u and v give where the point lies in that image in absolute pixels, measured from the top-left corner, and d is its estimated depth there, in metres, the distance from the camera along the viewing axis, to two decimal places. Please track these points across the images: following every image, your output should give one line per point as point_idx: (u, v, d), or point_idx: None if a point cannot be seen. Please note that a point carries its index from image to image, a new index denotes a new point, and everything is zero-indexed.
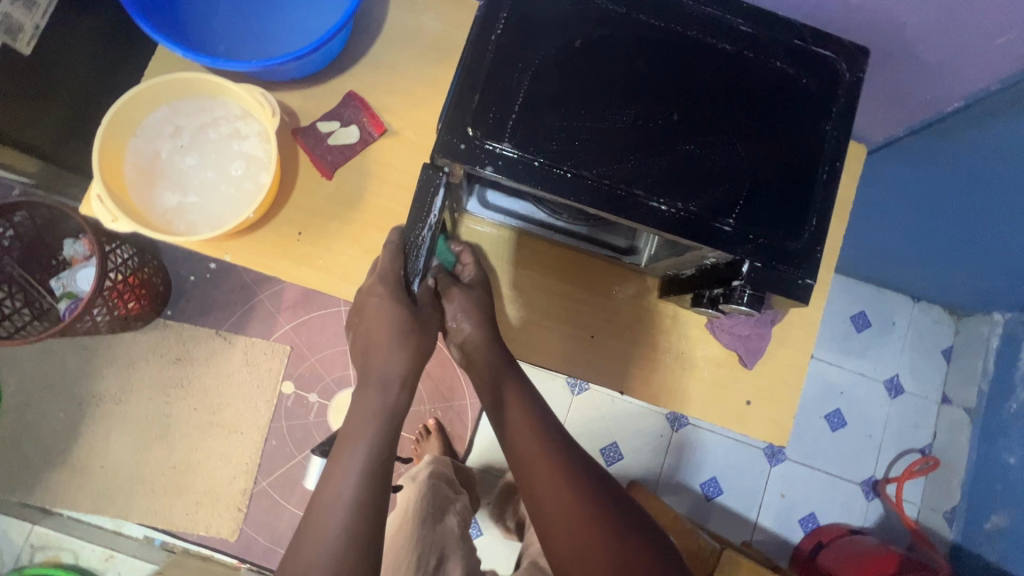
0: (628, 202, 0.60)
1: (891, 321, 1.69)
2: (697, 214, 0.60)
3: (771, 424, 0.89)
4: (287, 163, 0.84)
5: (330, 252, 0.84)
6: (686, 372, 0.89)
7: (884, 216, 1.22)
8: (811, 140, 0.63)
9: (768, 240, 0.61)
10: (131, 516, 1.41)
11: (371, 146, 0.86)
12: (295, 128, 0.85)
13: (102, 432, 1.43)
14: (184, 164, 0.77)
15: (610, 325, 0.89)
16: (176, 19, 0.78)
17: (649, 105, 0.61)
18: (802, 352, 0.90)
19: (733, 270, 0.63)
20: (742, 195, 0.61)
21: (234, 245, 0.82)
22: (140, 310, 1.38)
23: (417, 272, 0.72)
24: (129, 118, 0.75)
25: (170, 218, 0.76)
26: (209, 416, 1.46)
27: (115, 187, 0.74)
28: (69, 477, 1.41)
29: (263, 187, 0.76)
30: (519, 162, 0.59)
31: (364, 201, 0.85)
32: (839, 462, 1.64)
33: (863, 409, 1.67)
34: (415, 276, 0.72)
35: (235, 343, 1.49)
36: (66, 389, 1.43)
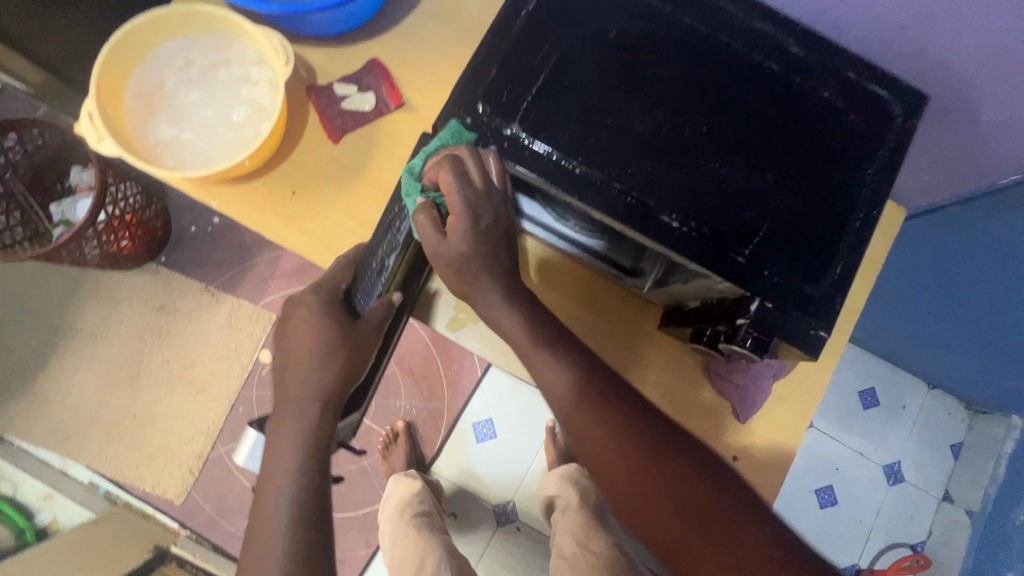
0: (637, 211, 0.54)
1: (901, 405, 1.60)
2: (710, 238, 0.55)
3: (756, 487, 0.81)
4: (295, 119, 0.81)
5: (320, 218, 0.80)
6: (672, 413, 0.83)
7: (914, 290, 1.15)
8: (850, 181, 0.57)
9: (784, 280, 0.55)
10: (81, 458, 1.37)
11: (385, 117, 0.82)
12: (310, 86, 0.81)
13: (71, 367, 1.39)
14: (186, 99, 0.74)
15: (600, 347, 0.83)
16: None
17: (677, 112, 0.56)
18: (802, 416, 0.83)
19: (739, 307, 0.57)
20: (764, 226, 0.55)
21: (223, 192, 0.78)
22: (134, 251, 1.35)
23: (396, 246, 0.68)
24: (140, 43, 0.72)
25: (160, 151, 0.72)
26: (180, 370, 1.42)
27: (111, 108, 0.71)
28: (29, 406, 1.37)
29: (261, 136, 0.72)
30: (525, 148, 0.54)
31: (366, 173, 0.81)
32: (822, 542, 1.54)
33: (856, 491, 1.57)
34: (392, 249, 0.68)
35: (221, 302, 1.44)
36: (45, 317, 1.40)
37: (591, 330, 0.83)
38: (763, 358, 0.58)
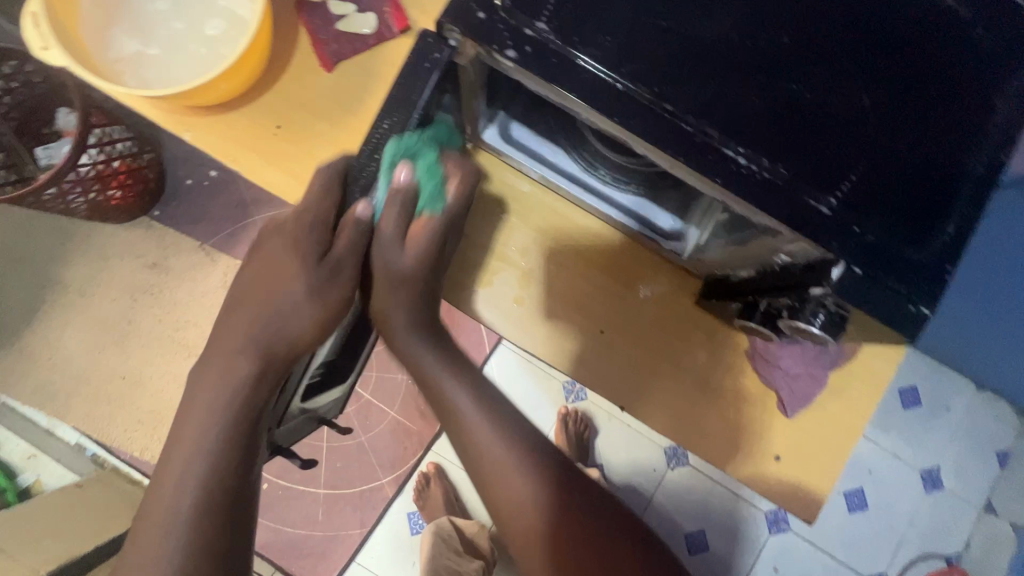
0: (693, 143, 0.42)
1: (946, 406, 1.46)
2: (787, 181, 0.42)
3: (800, 493, 0.70)
4: (283, 41, 0.69)
5: (309, 158, 0.69)
6: (707, 402, 0.71)
7: (984, 278, 1.01)
8: (972, 117, 0.44)
9: (880, 240, 0.43)
10: (69, 418, 1.31)
11: (387, 43, 0.70)
12: (302, 3, 0.69)
13: (59, 323, 1.32)
14: (154, 8, 0.63)
15: (627, 322, 0.72)
16: None
17: (753, 18, 0.43)
18: (859, 413, 0.70)
19: (817, 273, 0.45)
20: (857, 168, 0.43)
21: (197, 123, 0.67)
22: (124, 203, 1.26)
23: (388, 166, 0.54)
24: None
25: (121, 69, 0.62)
26: (171, 332, 1.34)
27: (63, 13, 0.60)
28: (15, 362, 1.31)
29: (237, 54, 0.61)
30: (555, 54, 0.42)
31: (364, 107, 0.69)
32: (848, 549, 1.42)
33: (891, 497, 1.44)
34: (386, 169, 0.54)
35: (216, 261, 1.35)
36: (33, 269, 1.32)
37: (619, 302, 0.72)
38: (836, 339, 0.48)
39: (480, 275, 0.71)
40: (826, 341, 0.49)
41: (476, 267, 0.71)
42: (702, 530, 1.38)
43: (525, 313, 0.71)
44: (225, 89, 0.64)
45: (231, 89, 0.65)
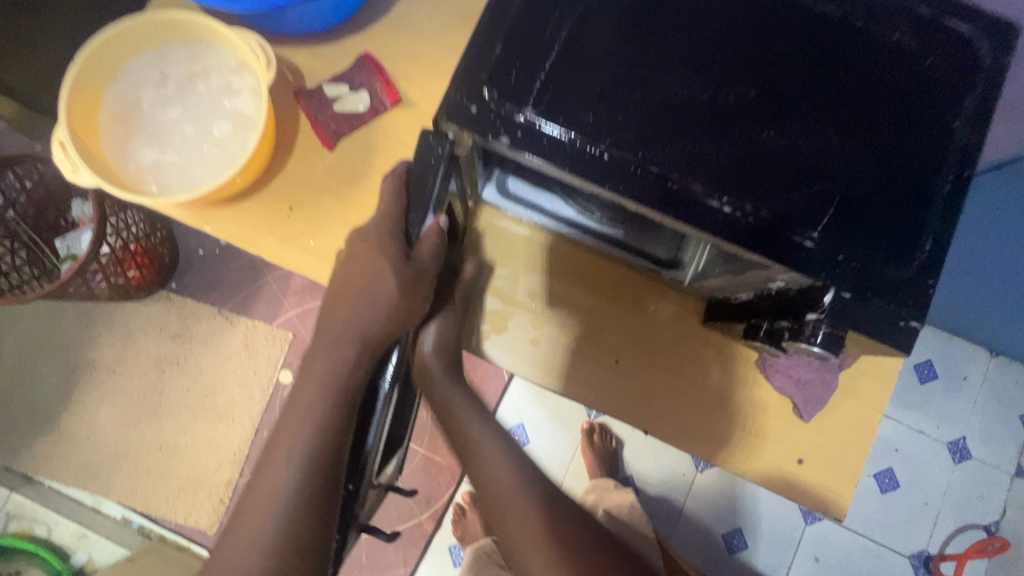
0: (679, 198, 0.46)
1: (962, 376, 1.48)
2: (770, 221, 0.46)
3: (825, 492, 0.73)
4: (285, 127, 0.74)
5: (323, 233, 0.73)
6: (726, 417, 0.74)
7: (976, 253, 1.04)
8: (934, 138, 0.48)
9: (862, 265, 0.46)
10: (112, 494, 1.34)
11: (382, 116, 0.75)
12: (298, 90, 0.74)
13: (92, 403, 1.37)
14: (165, 118, 0.68)
15: (638, 349, 0.75)
16: None
17: (719, 76, 0.47)
18: (873, 407, 0.74)
19: (811, 299, 0.49)
20: (834, 201, 0.46)
21: (216, 214, 0.72)
22: (142, 281, 1.31)
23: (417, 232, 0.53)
24: (108, 61, 0.66)
25: (142, 177, 0.66)
26: (201, 397, 1.38)
27: (84, 134, 0.65)
28: (55, 446, 1.35)
29: (248, 150, 0.66)
30: (544, 135, 0.46)
31: (367, 178, 0.74)
32: (886, 529, 1.43)
33: (920, 472, 1.45)
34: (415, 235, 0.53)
35: (236, 324, 1.40)
36: (63, 354, 1.37)
37: (629, 331, 0.75)
38: (838, 355, 0.51)
39: (495, 322, 0.75)
40: (829, 357, 0.52)
41: (490, 314, 0.75)
42: (739, 528, 1.39)
43: (541, 352, 0.75)
44: (241, 182, 0.69)
45: (245, 181, 0.69)
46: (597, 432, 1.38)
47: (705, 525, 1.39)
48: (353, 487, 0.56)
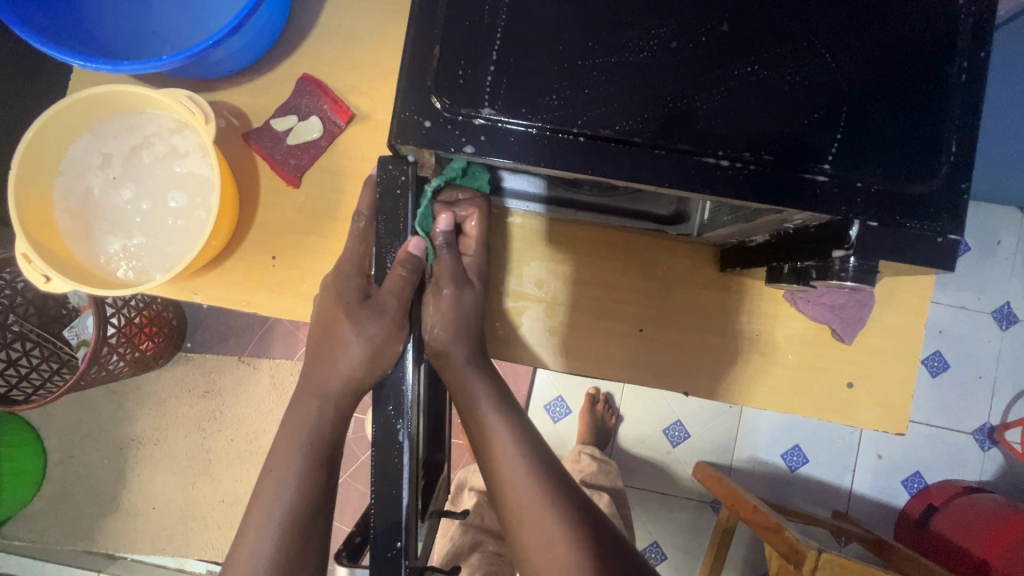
0: (671, 163, 0.42)
1: (995, 241, 1.40)
2: (775, 164, 0.42)
3: (880, 408, 0.71)
4: (244, 175, 0.70)
5: (313, 275, 0.70)
6: (763, 358, 0.72)
7: (998, 113, 0.96)
8: (938, 24, 0.43)
9: (885, 187, 0.42)
10: (191, 552, 1.38)
11: (339, 138, 0.70)
12: (246, 132, 0.70)
13: (147, 474, 1.39)
14: (121, 200, 0.64)
15: (660, 312, 0.72)
16: (73, 17, 0.62)
17: (685, 16, 0.42)
18: (913, 312, 0.70)
19: (835, 236, 0.45)
20: (840, 125, 0.42)
21: (202, 283, 0.69)
22: (157, 349, 1.29)
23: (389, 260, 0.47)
24: (45, 156, 0.62)
25: (117, 267, 0.64)
26: (247, 444, 1.39)
27: (45, 239, 0.62)
28: (126, 521, 1.38)
29: (212, 211, 0.63)
30: (511, 132, 0.42)
31: (342, 206, 0.70)
32: (943, 412, 1.39)
33: (968, 347, 1.40)
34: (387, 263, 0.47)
35: (260, 367, 1.39)
36: (106, 436, 1.38)
37: (648, 296, 0.72)
38: (875, 284, 0.48)
39: (508, 322, 0.73)
40: (865, 288, 0.49)
41: (502, 313, 0.73)
42: (797, 445, 1.38)
43: (562, 338, 0.73)
44: (216, 244, 0.66)
45: (220, 243, 0.67)
46: (601, 401, 1.36)
47: (761, 451, 1.37)
48: (401, 541, 0.42)
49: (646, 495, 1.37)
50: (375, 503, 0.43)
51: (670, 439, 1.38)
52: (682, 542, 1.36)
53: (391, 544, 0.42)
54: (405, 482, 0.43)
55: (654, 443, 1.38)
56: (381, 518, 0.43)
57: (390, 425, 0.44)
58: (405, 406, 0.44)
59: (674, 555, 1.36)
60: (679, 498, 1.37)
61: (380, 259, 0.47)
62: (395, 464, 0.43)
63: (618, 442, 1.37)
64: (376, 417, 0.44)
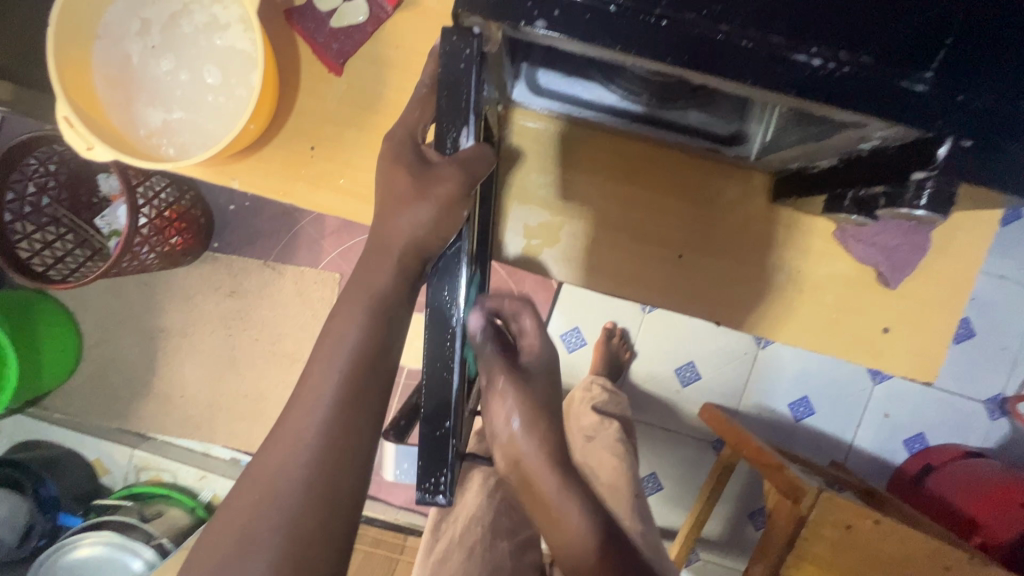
0: (758, 58, 0.39)
1: None
2: (871, 69, 0.39)
3: (912, 356, 0.70)
4: (284, 58, 0.67)
5: (351, 168, 0.69)
6: (800, 295, 0.70)
7: None
8: None
9: (989, 103, 0.38)
10: (217, 439, 1.45)
11: (385, 24, 0.66)
12: (288, 9, 0.66)
13: (176, 364, 1.44)
14: (160, 71, 0.62)
15: (703, 239, 0.70)
16: None
17: None
18: (964, 262, 0.68)
19: (919, 155, 0.42)
20: (952, 29, 0.38)
21: (240, 168, 0.68)
22: (186, 245, 1.29)
23: (454, 137, 0.46)
24: (84, 15, 0.60)
25: (157, 142, 0.63)
26: (270, 345, 1.43)
27: (86, 107, 0.61)
28: (156, 406, 1.45)
29: (254, 90, 0.60)
30: (588, 9, 0.39)
31: (385, 99, 0.67)
32: (961, 380, 1.37)
33: (1001, 318, 1.35)
34: (452, 140, 0.46)
35: (284, 273, 1.40)
36: (138, 325, 1.42)
37: (689, 222, 0.70)
38: (947, 217, 0.46)
39: (546, 236, 0.72)
40: (937, 220, 0.46)
41: (540, 228, 0.72)
42: (805, 396, 1.39)
43: (598, 257, 0.72)
44: (255, 128, 0.64)
45: (259, 127, 0.65)
46: (617, 335, 1.37)
47: (767, 399, 1.39)
48: (449, 422, 0.47)
49: (651, 429, 1.41)
50: (427, 380, 0.47)
51: (681, 378, 1.40)
52: (680, 475, 1.42)
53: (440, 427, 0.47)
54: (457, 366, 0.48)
55: (665, 381, 1.40)
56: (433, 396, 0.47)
57: (445, 312, 0.47)
58: (460, 296, 0.48)
59: (671, 485, 1.42)
60: (682, 435, 1.41)
61: (442, 136, 0.46)
62: (445, 348, 0.47)
63: (629, 376, 1.39)
64: (430, 307, 0.47)
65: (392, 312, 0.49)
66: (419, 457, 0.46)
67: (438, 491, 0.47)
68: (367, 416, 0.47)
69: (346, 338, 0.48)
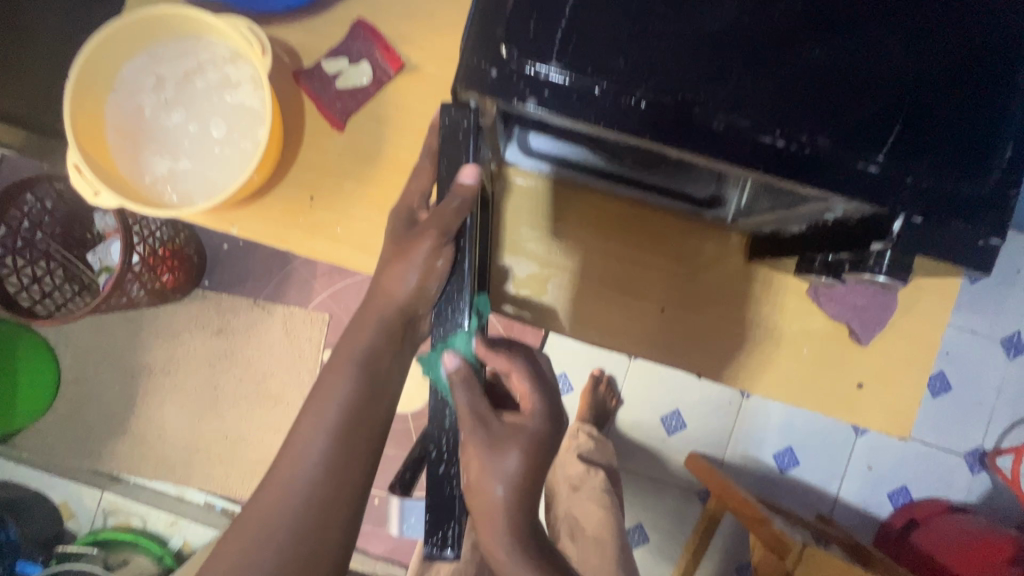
0: (727, 138, 0.43)
1: (1016, 271, 1.36)
2: (828, 152, 0.43)
3: (886, 411, 0.73)
4: (289, 114, 0.71)
5: (347, 218, 0.71)
6: (776, 349, 0.73)
7: None
8: (1008, 29, 0.43)
9: (934, 185, 0.43)
10: (192, 482, 1.41)
11: (387, 87, 0.71)
12: (296, 70, 0.70)
13: (156, 403, 1.41)
14: (170, 123, 0.65)
15: (684, 293, 0.73)
16: None
17: None
18: (928, 320, 0.71)
19: (875, 228, 0.45)
20: (898, 119, 0.43)
21: (239, 215, 0.70)
22: (177, 282, 1.29)
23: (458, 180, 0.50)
24: (101, 70, 0.63)
25: (161, 189, 0.66)
26: (254, 386, 1.41)
27: (94, 154, 0.63)
28: (131, 447, 1.41)
29: (260, 145, 0.64)
30: (574, 91, 0.43)
31: (382, 155, 0.71)
32: (940, 433, 1.39)
33: (974, 372, 1.38)
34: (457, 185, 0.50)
35: (274, 312, 1.40)
36: (119, 362, 1.40)
37: (671, 278, 0.73)
38: (906, 283, 0.49)
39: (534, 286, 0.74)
40: (896, 286, 0.50)
41: (528, 279, 0.74)
42: (789, 447, 1.40)
43: (583, 308, 0.74)
44: (257, 179, 0.67)
45: (261, 178, 0.68)
46: (603, 382, 1.37)
47: (752, 449, 1.39)
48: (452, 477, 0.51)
49: (637, 478, 1.40)
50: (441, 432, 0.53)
51: (667, 427, 1.40)
52: (665, 527, 1.40)
53: (446, 482, 0.50)
54: (455, 431, 0.53)
55: (650, 429, 1.40)
56: (439, 448, 0.52)
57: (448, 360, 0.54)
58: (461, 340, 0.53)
59: (657, 537, 1.40)
60: (668, 485, 1.40)
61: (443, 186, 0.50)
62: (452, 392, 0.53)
63: (615, 424, 1.40)
64: (436, 366, 0.53)
65: (389, 361, 0.52)
66: (428, 511, 0.50)
67: (445, 545, 0.49)
68: (359, 460, 0.49)
69: (340, 386, 0.50)
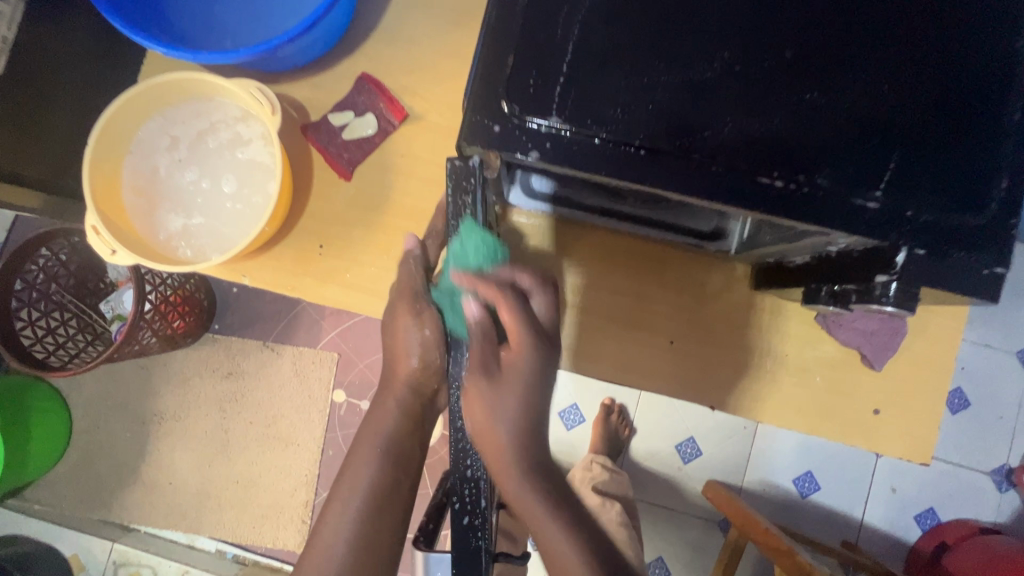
0: (725, 179, 0.44)
1: None
2: (826, 189, 0.44)
3: (906, 436, 0.72)
4: (299, 167, 0.73)
5: (356, 265, 0.73)
6: (790, 378, 0.73)
7: None
8: (998, 64, 0.44)
9: (933, 218, 0.43)
10: (203, 529, 1.39)
11: (392, 135, 0.73)
12: (304, 124, 0.73)
13: (167, 450, 1.41)
14: (184, 181, 0.68)
15: (690, 325, 0.73)
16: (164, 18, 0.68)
17: (751, 40, 0.44)
18: (941, 342, 0.71)
19: (879, 260, 0.46)
20: (894, 155, 0.43)
21: (251, 266, 0.72)
22: (188, 327, 1.30)
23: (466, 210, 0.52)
24: (119, 134, 0.66)
25: (175, 245, 0.68)
26: (264, 428, 1.41)
27: (111, 215, 0.65)
28: (142, 495, 1.40)
29: (270, 199, 0.66)
30: (575, 142, 0.44)
31: (389, 202, 0.73)
32: (963, 450, 1.35)
33: (993, 386, 1.36)
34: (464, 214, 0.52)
35: (283, 353, 1.41)
36: (130, 409, 1.40)
37: (678, 310, 0.74)
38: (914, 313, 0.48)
39: None
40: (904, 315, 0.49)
41: None
42: (809, 471, 1.37)
43: (591, 342, 0.74)
44: (269, 230, 0.68)
45: (273, 230, 0.69)
46: (616, 412, 1.36)
47: (771, 475, 1.37)
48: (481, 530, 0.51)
49: (656, 510, 1.37)
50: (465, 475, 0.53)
51: (683, 455, 1.38)
52: (687, 559, 1.36)
53: (470, 534, 0.51)
54: (477, 481, 0.53)
55: (666, 458, 1.37)
56: (462, 499, 0.52)
57: (462, 406, 0.55)
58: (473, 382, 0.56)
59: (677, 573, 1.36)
60: (686, 515, 1.37)
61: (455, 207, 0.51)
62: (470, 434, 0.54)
63: (629, 453, 1.37)
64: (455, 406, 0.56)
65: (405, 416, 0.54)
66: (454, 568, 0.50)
67: None
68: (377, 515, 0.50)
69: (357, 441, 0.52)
